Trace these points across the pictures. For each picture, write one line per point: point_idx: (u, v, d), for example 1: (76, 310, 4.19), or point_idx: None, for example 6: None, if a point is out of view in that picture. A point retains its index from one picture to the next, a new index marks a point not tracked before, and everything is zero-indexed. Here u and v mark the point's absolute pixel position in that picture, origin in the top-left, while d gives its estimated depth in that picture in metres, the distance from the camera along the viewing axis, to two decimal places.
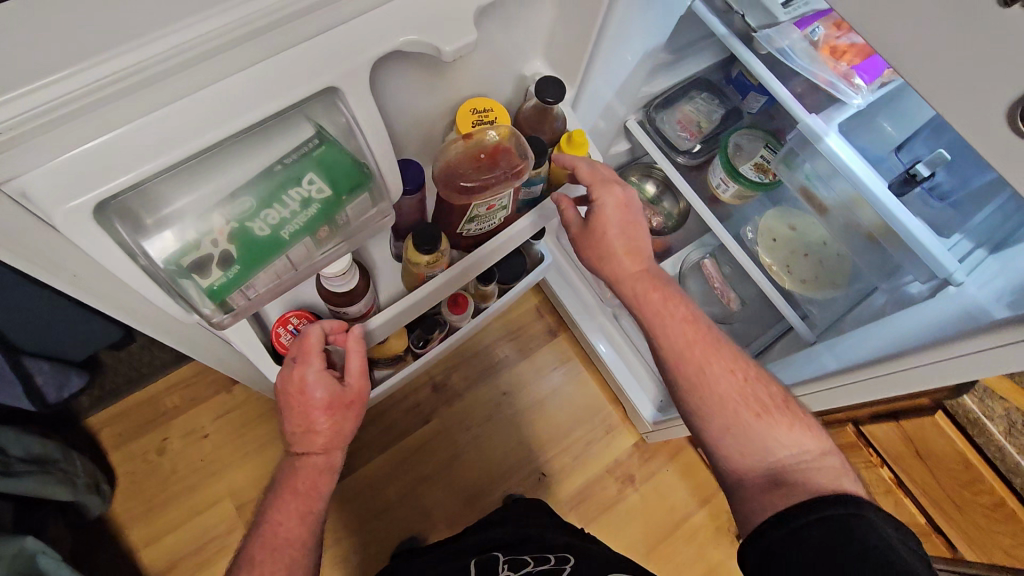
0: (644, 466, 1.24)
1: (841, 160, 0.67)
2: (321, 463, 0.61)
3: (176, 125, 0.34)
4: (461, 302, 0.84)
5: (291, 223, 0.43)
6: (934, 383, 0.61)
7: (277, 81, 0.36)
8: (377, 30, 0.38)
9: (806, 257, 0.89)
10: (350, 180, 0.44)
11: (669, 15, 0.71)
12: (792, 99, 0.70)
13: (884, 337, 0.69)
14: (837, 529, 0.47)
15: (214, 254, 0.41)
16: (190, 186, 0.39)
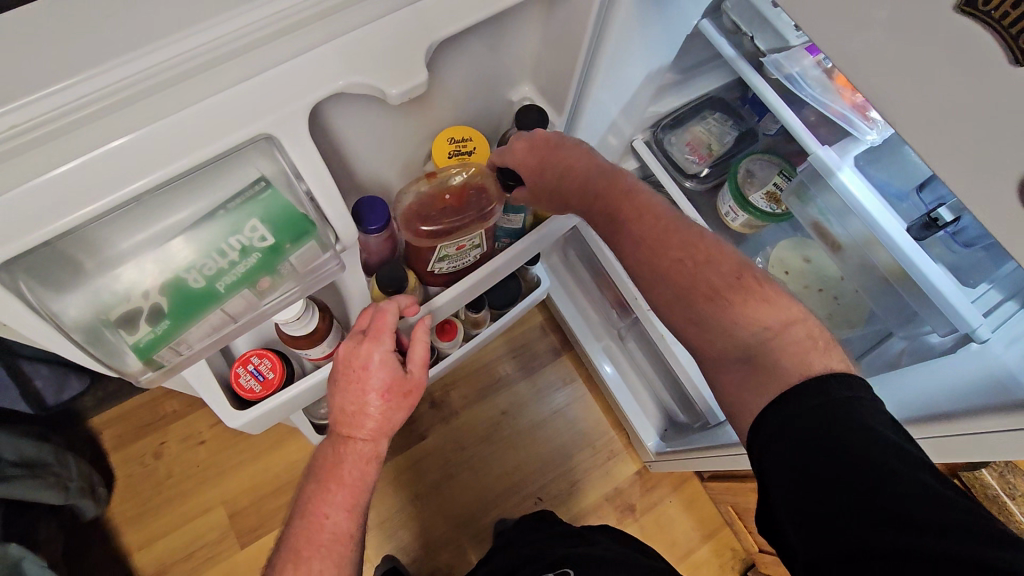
0: (645, 497, 1.19)
1: (854, 197, 0.62)
2: (368, 452, 0.57)
3: (92, 178, 0.34)
4: (450, 329, 0.81)
5: (229, 274, 0.43)
6: (965, 452, 0.56)
7: (201, 132, 0.36)
8: (316, 72, 0.38)
9: (820, 293, 0.82)
10: (294, 230, 0.44)
11: (673, 37, 0.67)
12: (803, 129, 0.65)
13: (911, 391, 0.64)
14: (824, 422, 0.44)
15: (145, 308, 0.41)
16: (123, 232, 0.38)
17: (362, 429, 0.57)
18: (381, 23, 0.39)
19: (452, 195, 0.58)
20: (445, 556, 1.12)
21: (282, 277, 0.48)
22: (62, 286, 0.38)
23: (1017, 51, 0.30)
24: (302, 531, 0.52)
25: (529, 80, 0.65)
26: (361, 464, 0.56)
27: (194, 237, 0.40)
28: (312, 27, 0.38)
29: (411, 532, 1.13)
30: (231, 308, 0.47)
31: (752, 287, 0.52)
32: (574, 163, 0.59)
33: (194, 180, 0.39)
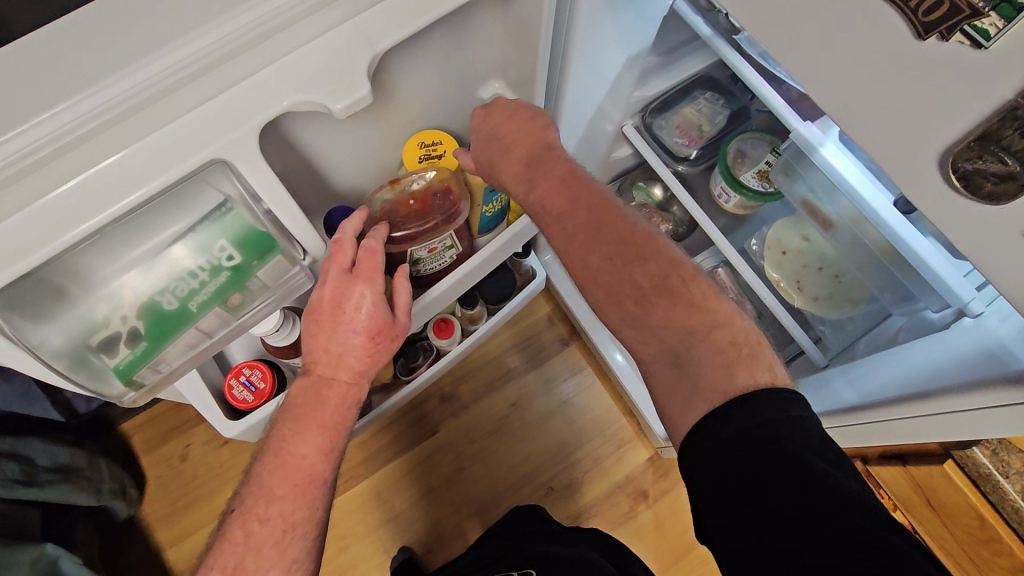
0: (658, 483, 1.19)
1: (837, 172, 0.60)
2: (351, 394, 0.59)
3: (58, 214, 0.38)
4: (447, 326, 0.83)
5: (201, 294, 0.46)
6: (958, 431, 0.55)
7: (157, 162, 0.40)
8: (265, 95, 0.41)
9: (820, 272, 0.80)
10: (261, 247, 0.47)
11: (648, 20, 0.66)
12: (784, 106, 0.63)
13: (899, 371, 0.62)
14: (766, 437, 0.46)
15: (123, 331, 0.44)
16: (100, 258, 0.42)
17: (344, 370, 0.57)
18: (324, 40, 0.42)
19: (415, 200, 0.61)
20: (458, 546, 1.15)
21: (255, 293, 0.51)
22: (46, 314, 0.41)
23: (920, 26, 0.32)
24: (272, 467, 0.54)
25: (500, 76, 0.66)
26: (341, 407, 0.58)
27: (163, 261, 0.43)
28: (262, 45, 0.42)
29: (426, 524, 1.16)
30: (208, 325, 0.50)
31: (676, 288, 0.55)
32: (523, 131, 0.61)
33: (161, 207, 0.43)
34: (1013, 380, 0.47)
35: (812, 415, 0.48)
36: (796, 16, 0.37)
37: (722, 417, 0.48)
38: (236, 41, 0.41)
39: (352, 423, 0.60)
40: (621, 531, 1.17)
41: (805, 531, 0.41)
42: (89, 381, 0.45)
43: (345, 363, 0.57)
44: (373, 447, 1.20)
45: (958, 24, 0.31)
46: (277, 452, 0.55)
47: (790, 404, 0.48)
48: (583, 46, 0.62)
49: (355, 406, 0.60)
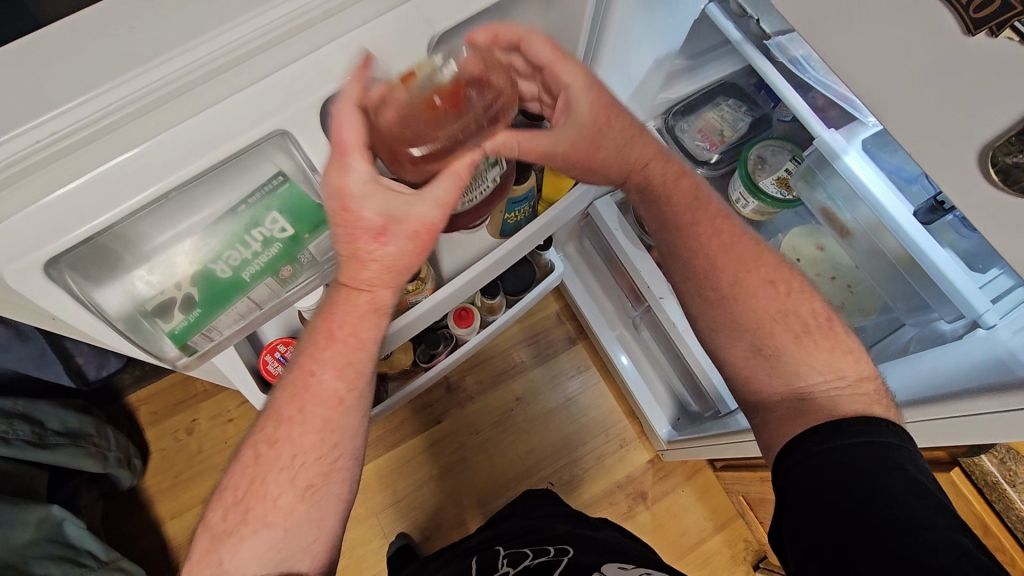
0: (658, 485, 1.21)
1: (859, 181, 0.61)
2: (366, 303, 0.54)
3: (122, 178, 0.39)
4: (467, 316, 0.82)
5: (252, 264, 0.48)
6: (958, 440, 0.55)
7: (221, 128, 0.41)
8: (333, 68, 0.43)
9: (832, 281, 0.81)
10: (311, 219, 0.48)
11: (681, 23, 0.67)
12: (810, 113, 0.64)
13: (909, 379, 0.62)
14: (858, 455, 0.49)
15: (178, 296, 0.46)
16: (158, 225, 0.43)
17: (378, 299, 0.54)
18: (379, 22, 0.44)
19: (441, 97, 0.47)
20: (457, 533, 1.17)
21: (303, 267, 0.53)
22: (105, 276, 0.43)
23: (969, 22, 0.33)
24: (292, 378, 0.55)
25: None
26: (366, 326, 0.56)
27: (216, 230, 0.45)
28: (325, 22, 0.43)
29: (426, 510, 1.17)
30: (258, 296, 0.51)
31: (835, 330, 0.60)
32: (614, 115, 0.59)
33: (218, 179, 0.44)
34: (1018, 386, 0.48)
35: (909, 442, 0.51)
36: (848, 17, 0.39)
37: (814, 437, 0.52)
38: (301, 16, 0.41)
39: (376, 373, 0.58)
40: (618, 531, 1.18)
41: (878, 526, 0.45)
42: (144, 343, 0.48)
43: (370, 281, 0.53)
44: (376, 432, 1.21)
45: (1007, 21, 0.32)
46: (290, 421, 0.55)
47: (887, 428, 0.51)
48: (618, 45, 0.64)
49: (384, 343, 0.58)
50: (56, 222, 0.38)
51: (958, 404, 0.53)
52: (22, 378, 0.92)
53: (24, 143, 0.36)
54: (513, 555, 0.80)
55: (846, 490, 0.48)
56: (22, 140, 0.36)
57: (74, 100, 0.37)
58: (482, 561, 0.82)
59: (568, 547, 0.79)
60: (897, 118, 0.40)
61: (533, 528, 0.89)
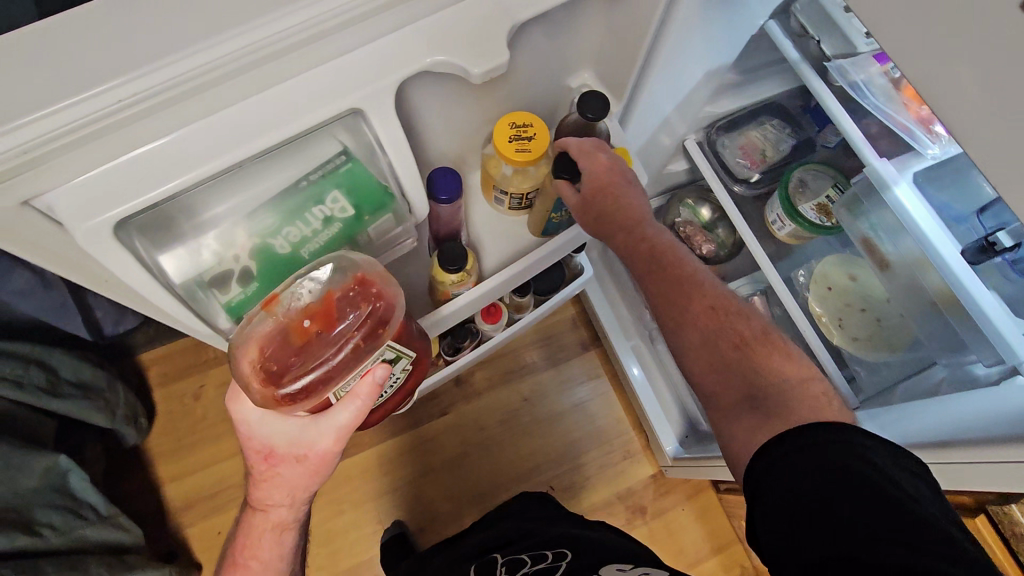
0: (657, 501, 1.20)
1: (909, 214, 0.60)
2: (279, 515, 0.65)
3: (196, 142, 0.39)
4: (495, 312, 0.81)
5: (312, 242, 0.47)
6: (989, 485, 0.54)
7: (297, 104, 0.41)
8: (410, 53, 0.42)
9: (862, 313, 0.80)
10: (372, 201, 0.47)
11: (739, 38, 0.66)
12: (864, 141, 0.63)
13: (937, 418, 0.61)
14: (838, 456, 0.45)
15: (235, 270, 0.45)
16: (222, 197, 0.43)
17: (272, 517, 0.65)
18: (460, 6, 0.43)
19: (311, 318, 0.45)
20: (452, 525, 1.17)
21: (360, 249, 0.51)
22: (167, 241, 0.43)
23: None
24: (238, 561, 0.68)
25: (589, 67, 0.66)
26: (277, 544, 0.66)
27: (280, 203, 0.45)
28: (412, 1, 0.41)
29: (422, 501, 1.17)
30: None
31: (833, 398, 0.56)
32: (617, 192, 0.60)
33: (285, 153, 0.44)
34: None
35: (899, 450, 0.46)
36: (946, 42, 0.38)
37: (792, 434, 0.48)
38: None
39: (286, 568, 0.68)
40: None
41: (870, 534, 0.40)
42: (198, 319, 0.46)
43: (273, 504, 0.63)
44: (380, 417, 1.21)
45: None
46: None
47: (861, 431, 0.46)
48: (678, 54, 0.63)
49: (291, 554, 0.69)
50: (127, 184, 0.38)
51: (991, 447, 0.52)
52: (40, 325, 0.93)
53: (94, 107, 0.33)
54: (511, 562, 0.83)
55: (832, 489, 0.43)
56: (97, 101, 0.33)
57: (153, 62, 0.34)
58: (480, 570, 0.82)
59: (566, 551, 0.81)
60: (982, 150, 0.39)
61: (532, 529, 0.89)
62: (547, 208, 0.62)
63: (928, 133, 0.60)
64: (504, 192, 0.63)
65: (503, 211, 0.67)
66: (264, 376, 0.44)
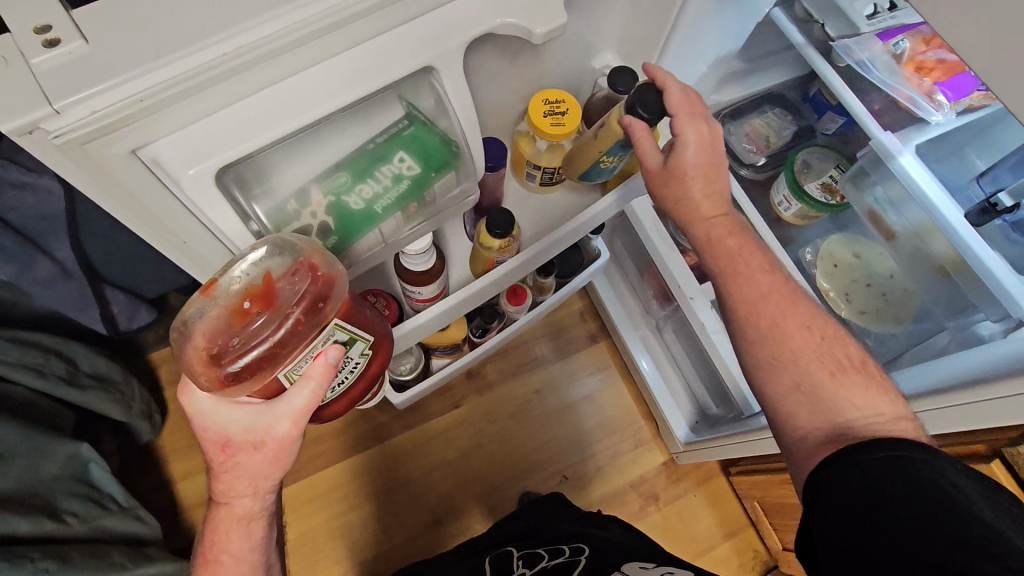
0: (670, 488, 1.22)
1: (914, 181, 0.63)
2: (240, 510, 0.54)
3: (291, 95, 0.38)
4: (521, 294, 0.81)
5: (384, 198, 0.45)
6: (994, 423, 0.57)
7: (375, 64, 0.40)
8: (479, 13, 0.42)
9: (868, 288, 0.84)
10: (437, 159, 0.46)
11: (749, 25, 0.70)
12: (868, 115, 0.67)
13: (940, 372, 0.64)
14: (900, 474, 0.45)
15: (314, 224, 0.45)
16: (296, 157, 0.43)
17: (236, 510, 0.54)
18: None
19: (252, 300, 0.44)
20: (471, 517, 1.18)
21: (427, 207, 0.50)
22: (249, 199, 0.42)
23: None
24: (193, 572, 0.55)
25: (610, 50, 0.69)
26: (247, 539, 0.55)
27: (349, 161, 0.43)
28: None
29: (439, 493, 1.19)
30: (387, 231, 0.49)
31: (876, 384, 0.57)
32: (700, 163, 0.58)
33: (358, 113, 0.43)
34: None
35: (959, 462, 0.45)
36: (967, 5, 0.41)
37: (849, 454, 0.48)
38: None
39: (262, 564, 0.56)
40: None
41: (926, 549, 0.41)
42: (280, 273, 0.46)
43: (235, 495, 0.52)
44: (393, 411, 1.22)
45: None
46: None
47: (926, 447, 0.46)
48: (696, 37, 0.67)
49: (266, 546, 0.57)
50: (217, 139, 0.36)
51: (988, 389, 0.56)
52: (58, 318, 0.93)
53: (191, 64, 0.32)
54: (526, 559, 0.80)
55: (887, 506, 0.44)
56: (193, 58, 0.33)
57: (249, 22, 0.34)
58: (495, 561, 0.82)
59: (582, 547, 0.80)
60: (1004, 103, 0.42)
61: (542, 526, 0.92)
62: (603, 152, 0.59)
63: (930, 102, 0.63)
64: (537, 166, 0.64)
65: (534, 188, 0.69)
66: (207, 357, 0.44)
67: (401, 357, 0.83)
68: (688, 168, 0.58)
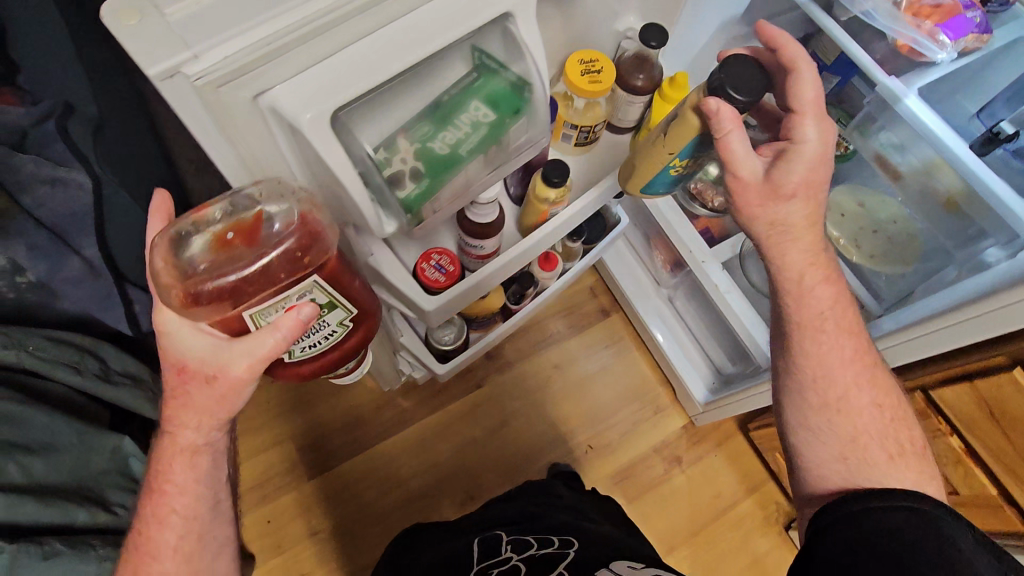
0: (691, 450, 1.26)
1: (920, 120, 0.68)
2: (191, 443, 0.57)
3: (389, 42, 0.39)
4: (552, 259, 0.84)
5: (467, 143, 0.46)
6: (1005, 328, 0.62)
7: (461, 10, 0.41)
8: None
9: (875, 233, 0.88)
10: (511, 104, 0.47)
11: None
12: (872, 62, 0.71)
13: (949, 296, 0.69)
14: (898, 521, 0.52)
15: (404, 170, 0.45)
16: (384, 106, 0.44)
17: (181, 441, 0.56)
18: None
19: (236, 233, 0.46)
20: (497, 490, 1.20)
21: (505, 153, 0.50)
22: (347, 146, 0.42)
23: None
24: (150, 504, 0.59)
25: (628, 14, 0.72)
26: (193, 472, 0.58)
27: (429, 109, 0.45)
28: None
29: (469, 472, 1.20)
30: (468, 179, 0.50)
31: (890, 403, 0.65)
32: (810, 167, 0.60)
33: (438, 60, 0.44)
34: None
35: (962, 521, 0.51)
36: None
37: (855, 500, 0.55)
38: None
39: (207, 496, 0.60)
40: (645, 498, 1.22)
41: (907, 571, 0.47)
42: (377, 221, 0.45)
43: (183, 425, 0.55)
44: (416, 395, 1.24)
45: None
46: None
47: (925, 500, 0.53)
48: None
49: (212, 481, 0.60)
50: (325, 86, 0.38)
51: (1005, 296, 0.61)
52: None
53: (304, 13, 0.36)
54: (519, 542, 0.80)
55: (880, 542, 0.51)
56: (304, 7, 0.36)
57: None
58: (486, 542, 0.82)
59: (572, 537, 0.78)
60: None
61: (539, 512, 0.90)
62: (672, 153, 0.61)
63: (934, 42, 0.67)
64: (573, 126, 0.66)
65: (568, 150, 0.70)
66: (184, 273, 0.46)
67: (443, 327, 0.85)
68: (793, 167, 0.60)
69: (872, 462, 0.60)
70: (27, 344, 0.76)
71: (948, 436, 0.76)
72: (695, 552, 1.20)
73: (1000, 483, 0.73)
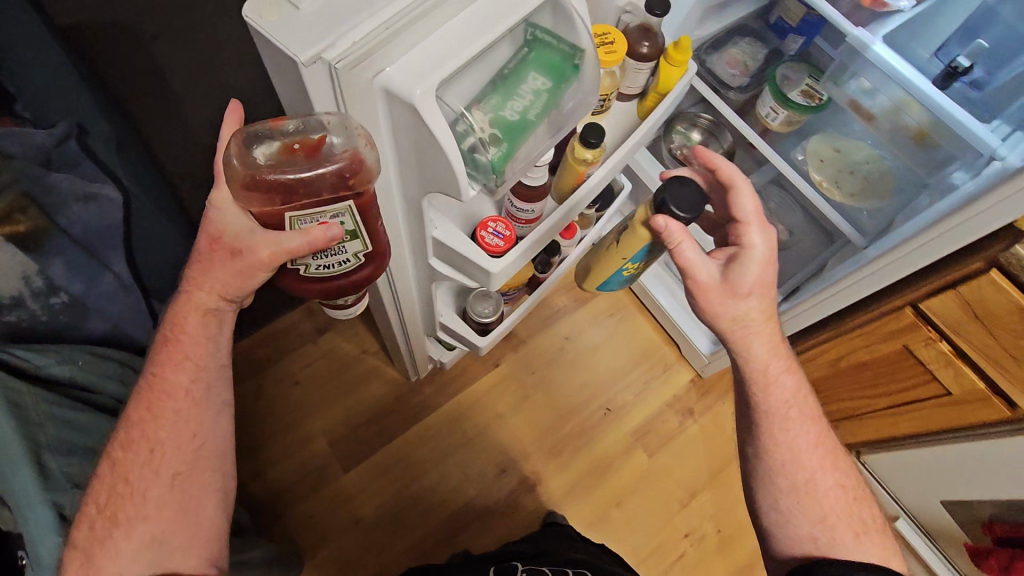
0: (701, 401, 1.34)
1: (888, 63, 0.76)
2: (207, 304, 0.66)
3: (472, 21, 0.45)
4: (571, 228, 0.89)
5: (532, 108, 0.53)
6: (979, 232, 0.71)
7: None
8: None
9: (852, 174, 0.98)
10: (564, 70, 0.53)
11: None
12: (839, 17, 0.80)
13: (926, 216, 0.78)
14: None
15: (484, 137, 0.51)
16: (460, 83, 0.50)
17: (197, 300, 0.66)
18: None
19: (302, 144, 0.48)
20: (527, 461, 1.25)
21: (562, 117, 0.56)
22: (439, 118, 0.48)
23: None
24: (158, 370, 0.67)
25: None
26: (203, 329, 0.67)
27: (495, 83, 0.52)
28: None
29: (497, 446, 1.25)
30: (535, 144, 0.56)
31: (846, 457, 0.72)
32: (761, 271, 0.68)
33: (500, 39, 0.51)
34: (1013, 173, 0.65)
35: None
36: None
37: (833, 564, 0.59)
38: None
39: (215, 358, 0.69)
40: (663, 452, 1.29)
41: None
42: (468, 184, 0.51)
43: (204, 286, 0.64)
44: (436, 382, 1.29)
45: None
46: (138, 481, 0.62)
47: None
48: None
49: (218, 345, 0.69)
50: (428, 63, 0.44)
51: (977, 205, 0.69)
52: None
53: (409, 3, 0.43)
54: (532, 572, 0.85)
55: None
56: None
57: None
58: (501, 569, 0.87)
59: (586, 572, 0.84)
60: None
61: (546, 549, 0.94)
62: (626, 256, 0.75)
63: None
64: None
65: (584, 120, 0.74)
66: (250, 165, 0.49)
67: (483, 300, 0.92)
68: (746, 273, 0.67)
69: (841, 541, 0.66)
70: (75, 358, 0.76)
71: (936, 341, 0.85)
72: (717, 493, 1.27)
73: (986, 375, 0.83)
